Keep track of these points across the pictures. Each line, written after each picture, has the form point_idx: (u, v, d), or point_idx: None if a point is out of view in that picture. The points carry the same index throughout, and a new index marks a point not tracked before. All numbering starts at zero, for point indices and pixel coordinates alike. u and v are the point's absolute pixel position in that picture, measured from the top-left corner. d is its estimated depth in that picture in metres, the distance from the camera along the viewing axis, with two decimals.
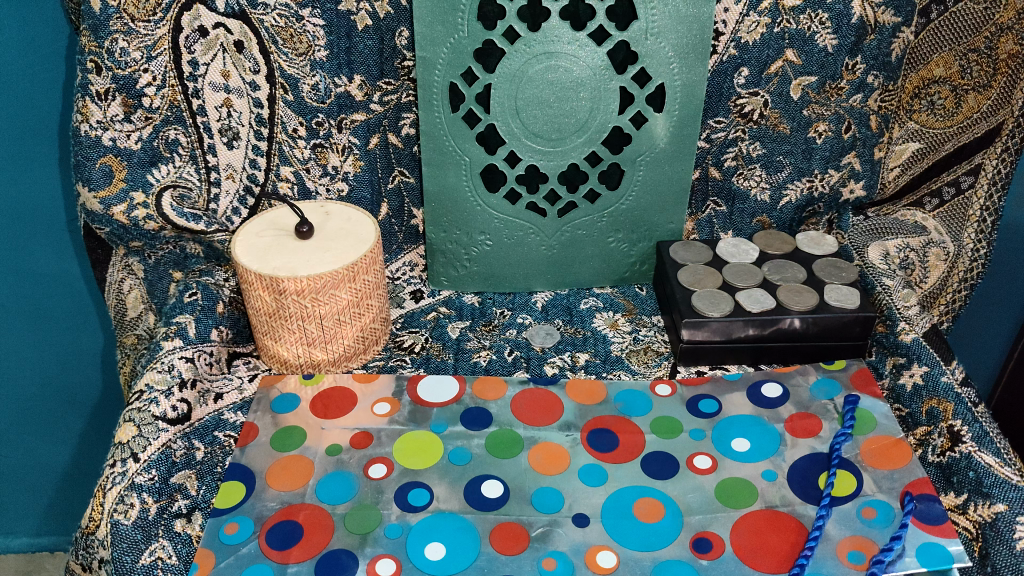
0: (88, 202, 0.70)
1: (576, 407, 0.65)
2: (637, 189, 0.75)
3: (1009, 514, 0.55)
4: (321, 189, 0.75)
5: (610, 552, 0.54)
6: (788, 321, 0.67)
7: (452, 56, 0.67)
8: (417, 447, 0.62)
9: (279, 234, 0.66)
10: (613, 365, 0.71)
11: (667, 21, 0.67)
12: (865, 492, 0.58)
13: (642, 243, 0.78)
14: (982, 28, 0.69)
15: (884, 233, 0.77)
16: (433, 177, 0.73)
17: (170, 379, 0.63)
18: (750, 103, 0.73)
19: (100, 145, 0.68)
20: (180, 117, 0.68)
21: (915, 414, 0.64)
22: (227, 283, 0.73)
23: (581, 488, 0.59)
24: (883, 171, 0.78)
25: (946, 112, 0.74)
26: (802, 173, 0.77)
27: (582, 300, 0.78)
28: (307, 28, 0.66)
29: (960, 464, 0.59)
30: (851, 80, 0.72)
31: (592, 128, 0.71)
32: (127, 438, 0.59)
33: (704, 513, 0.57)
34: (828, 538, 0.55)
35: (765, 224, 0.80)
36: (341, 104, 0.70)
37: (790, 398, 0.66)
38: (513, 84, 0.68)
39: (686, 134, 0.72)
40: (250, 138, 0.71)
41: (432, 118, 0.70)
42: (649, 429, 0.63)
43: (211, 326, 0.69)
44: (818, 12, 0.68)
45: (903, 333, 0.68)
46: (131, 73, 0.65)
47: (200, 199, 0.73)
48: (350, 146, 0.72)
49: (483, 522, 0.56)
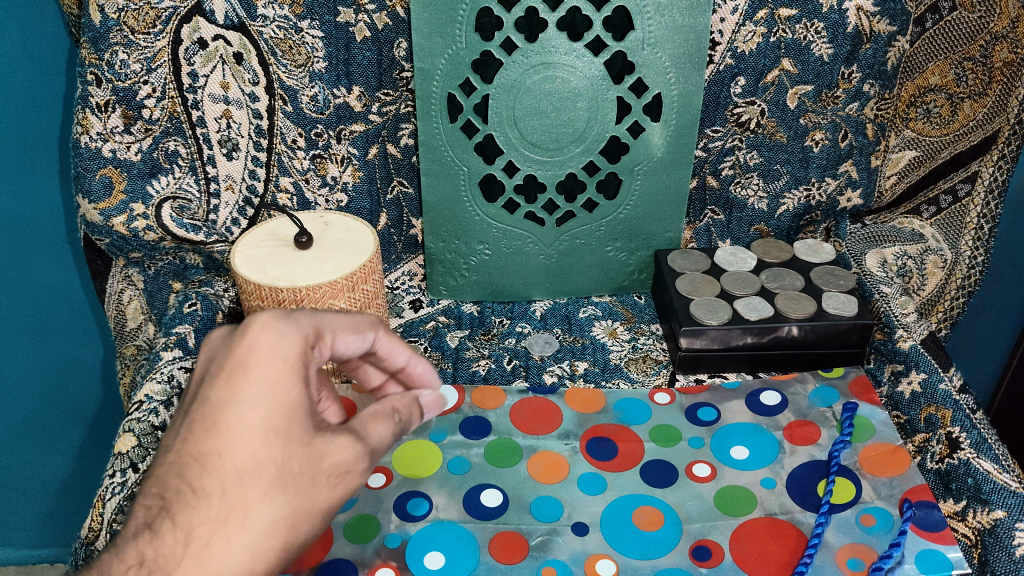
0: (88, 214, 0.71)
1: (575, 415, 0.66)
2: (635, 198, 0.76)
3: (1008, 521, 0.55)
4: (321, 200, 0.75)
5: (610, 561, 0.54)
6: (786, 330, 0.67)
7: (450, 66, 0.68)
8: (417, 455, 0.62)
9: (278, 244, 0.67)
10: (613, 374, 0.71)
11: (664, 31, 0.67)
12: (865, 499, 0.58)
13: (640, 252, 0.79)
14: (977, 37, 0.70)
15: (881, 240, 0.78)
16: (432, 187, 0.74)
17: (170, 390, 0.63)
18: (747, 112, 0.73)
19: (99, 156, 0.68)
20: (180, 129, 0.69)
21: (914, 420, 0.65)
22: (227, 294, 0.73)
23: (581, 497, 0.59)
24: (880, 179, 0.78)
25: (942, 120, 0.75)
26: (799, 181, 0.77)
27: (581, 309, 0.79)
28: (306, 39, 0.66)
29: (959, 470, 0.60)
30: (847, 88, 0.72)
31: (590, 137, 0.72)
32: (126, 448, 0.59)
33: (704, 520, 0.57)
34: (828, 545, 0.55)
35: (763, 232, 0.80)
36: (340, 114, 0.70)
37: (789, 406, 0.66)
38: (512, 94, 0.69)
39: (684, 143, 0.73)
40: (249, 149, 0.71)
41: (431, 128, 0.71)
42: (649, 438, 0.63)
43: (211, 336, 0.68)
44: (815, 21, 0.68)
45: (901, 340, 0.68)
46: (131, 85, 0.66)
47: (200, 210, 0.73)
48: (349, 157, 0.73)
49: (483, 531, 0.56)
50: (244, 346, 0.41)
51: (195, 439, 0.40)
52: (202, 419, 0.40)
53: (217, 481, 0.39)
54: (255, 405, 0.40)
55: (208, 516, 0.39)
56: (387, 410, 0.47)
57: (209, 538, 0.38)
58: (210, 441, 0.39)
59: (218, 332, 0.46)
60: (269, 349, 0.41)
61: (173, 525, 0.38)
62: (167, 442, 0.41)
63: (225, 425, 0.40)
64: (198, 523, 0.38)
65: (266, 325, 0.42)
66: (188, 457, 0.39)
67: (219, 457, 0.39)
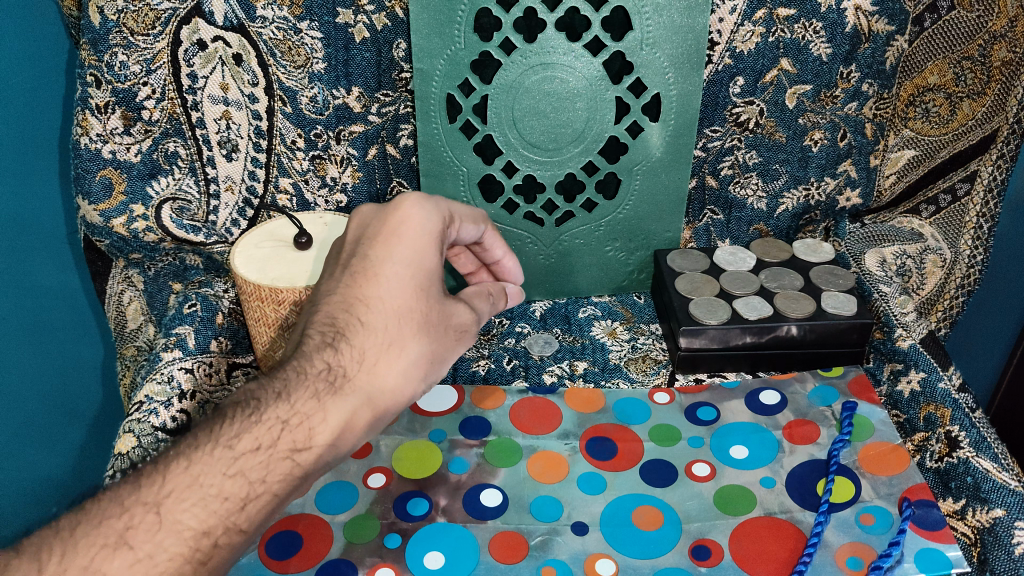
0: (88, 215, 0.71)
1: (575, 415, 0.66)
2: (634, 198, 0.76)
3: (1007, 519, 0.55)
4: (320, 201, 0.75)
5: (609, 560, 0.54)
6: (786, 329, 0.67)
7: (449, 67, 0.68)
8: (417, 456, 0.62)
9: (278, 245, 0.66)
10: (612, 374, 0.71)
11: (662, 32, 0.67)
12: (865, 497, 0.58)
13: (640, 251, 0.79)
14: (976, 36, 0.70)
15: (881, 240, 0.78)
16: (432, 188, 0.74)
17: (170, 391, 0.63)
18: (746, 111, 0.73)
19: (99, 158, 0.68)
20: (180, 130, 0.69)
21: (913, 420, 0.65)
22: (227, 295, 0.73)
23: (580, 496, 0.59)
24: (879, 178, 0.78)
25: (941, 119, 0.75)
26: (798, 181, 0.77)
27: (580, 309, 0.79)
28: (305, 40, 0.66)
29: (959, 469, 0.60)
30: (845, 88, 0.72)
31: (589, 137, 0.72)
32: (127, 449, 0.59)
33: (704, 520, 0.57)
34: (828, 544, 0.55)
35: (763, 232, 0.80)
36: (340, 115, 0.71)
37: (788, 405, 0.66)
38: (510, 95, 0.69)
39: (683, 142, 0.73)
40: (249, 150, 0.71)
41: (430, 129, 0.71)
42: (649, 438, 0.63)
43: (210, 337, 0.68)
44: (813, 21, 0.68)
45: (901, 339, 0.68)
46: (130, 86, 0.66)
47: (200, 211, 0.73)
48: (349, 157, 0.73)
49: (483, 531, 0.57)
50: (396, 219, 0.53)
51: (358, 286, 0.50)
52: (365, 270, 0.51)
53: (380, 317, 0.50)
54: (408, 262, 0.51)
55: (374, 342, 0.49)
56: (485, 292, 0.60)
57: (377, 357, 0.49)
58: (373, 287, 0.50)
59: (363, 205, 0.56)
60: (418, 222, 0.52)
61: (350, 347, 0.49)
62: (326, 288, 0.52)
63: (385, 274, 0.51)
64: (368, 346, 0.49)
65: (414, 202, 0.53)
66: (354, 299, 0.50)
67: (379, 301, 0.50)
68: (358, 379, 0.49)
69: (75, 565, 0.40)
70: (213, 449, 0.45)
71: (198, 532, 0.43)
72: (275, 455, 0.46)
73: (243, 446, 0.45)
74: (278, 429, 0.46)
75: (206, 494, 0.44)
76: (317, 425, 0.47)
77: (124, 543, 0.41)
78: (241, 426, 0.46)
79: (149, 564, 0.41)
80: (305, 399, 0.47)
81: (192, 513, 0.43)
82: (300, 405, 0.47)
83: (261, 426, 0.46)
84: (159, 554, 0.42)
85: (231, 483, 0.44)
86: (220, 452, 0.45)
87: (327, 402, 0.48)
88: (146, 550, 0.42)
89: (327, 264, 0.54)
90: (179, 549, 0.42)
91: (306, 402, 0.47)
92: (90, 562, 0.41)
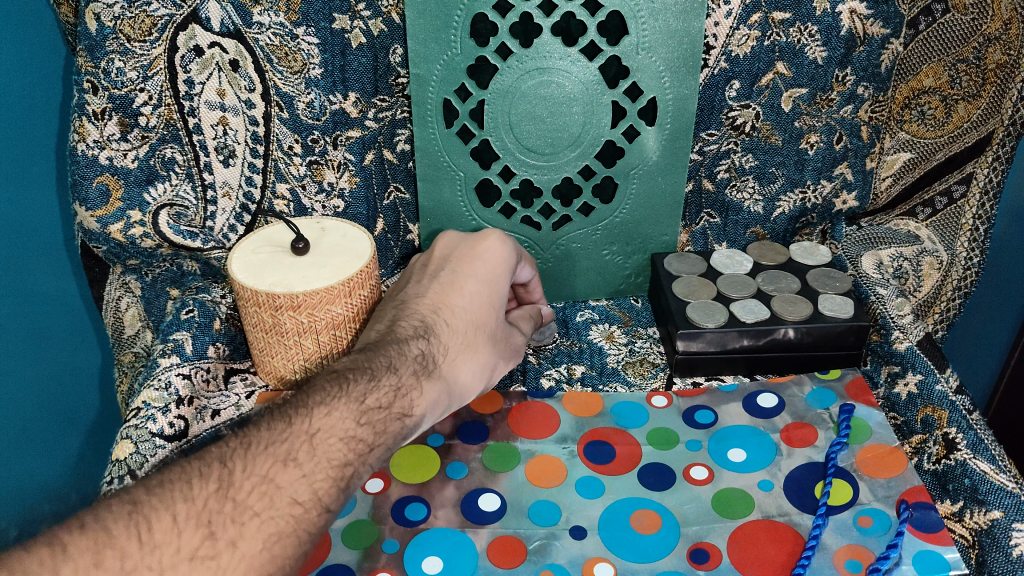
0: (85, 221, 0.70)
1: (574, 419, 0.66)
2: (631, 202, 0.76)
3: (1005, 521, 0.56)
4: (318, 206, 0.75)
5: (607, 563, 0.54)
6: (783, 331, 0.67)
7: (445, 72, 0.68)
8: (415, 462, 0.62)
9: (274, 251, 0.65)
10: (610, 377, 0.71)
11: (658, 36, 0.68)
12: (861, 501, 0.58)
13: (636, 255, 0.79)
14: (970, 38, 0.70)
15: (878, 242, 0.78)
16: (428, 192, 0.74)
17: (167, 397, 0.63)
18: (741, 115, 0.73)
19: (96, 164, 0.67)
20: (177, 136, 0.69)
21: (910, 422, 0.64)
22: (224, 300, 0.73)
23: (579, 501, 0.59)
24: (875, 181, 0.79)
25: (936, 121, 0.75)
26: (794, 184, 0.77)
27: (578, 313, 0.79)
28: (301, 45, 0.66)
29: (956, 471, 0.60)
30: (840, 91, 0.72)
31: (585, 142, 0.72)
32: (124, 455, 0.59)
33: (701, 523, 0.57)
34: (825, 547, 0.55)
35: (759, 235, 0.80)
36: (337, 120, 0.71)
37: (786, 408, 0.66)
38: (507, 101, 0.69)
39: (679, 147, 0.73)
40: (246, 155, 0.71)
41: (427, 134, 0.71)
42: (646, 441, 0.64)
43: (208, 342, 0.68)
44: (808, 25, 0.69)
45: (897, 341, 0.68)
46: (127, 93, 0.65)
47: (197, 217, 0.73)
48: (346, 163, 0.73)
49: (482, 537, 0.56)
50: (482, 246, 0.64)
51: (447, 294, 0.61)
52: (451, 282, 0.62)
53: (461, 322, 0.60)
54: (486, 283, 0.62)
55: (455, 340, 0.59)
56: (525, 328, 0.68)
57: (458, 354, 0.58)
58: (456, 296, 0.61)
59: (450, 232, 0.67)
60: (500, 256, 0.64)
61: (438, 340, 0.58)
62: (416, 292, 0.62)
63: (467, 288, 0.61)
64: (452, 343, 0.58)
65: (500, 238, 0.65)
66: (438, 305, 0.60)
67: (462, 309, 0.60)
68: (442, 369, 0.57)
69: (255, 473, 0.45)
70: (347, 401, 0.50)
71: (343, 463, 0.48)
72: (390, 415, 0.52)
73: (369, 402, 0.51)
74: (393, 395, 0.53)
75: (345, 434, 0.49)
76: (416, 398, 0.54)
77: (291, 460, 0.47)
78: (365, 386, 0.52)
79: (310, 480, 0.46)
80: (408, 375, 0.54)
81: (336, 447, 0.48)
82: (405, 378, 0.54)
83: (379, 389, 0.52)
84: (318, 473, 0.47)
85: (361, 429, 0.50)
86: (352, 404, 0.51)
87: (424, 383, 0.55)
88: (309, 467, 0.47)
89: (414, 272, 0.65)
90: (329, 473, 0.47)
91: (408, 377, 0.54)
92: (268, 472, 0.46)
